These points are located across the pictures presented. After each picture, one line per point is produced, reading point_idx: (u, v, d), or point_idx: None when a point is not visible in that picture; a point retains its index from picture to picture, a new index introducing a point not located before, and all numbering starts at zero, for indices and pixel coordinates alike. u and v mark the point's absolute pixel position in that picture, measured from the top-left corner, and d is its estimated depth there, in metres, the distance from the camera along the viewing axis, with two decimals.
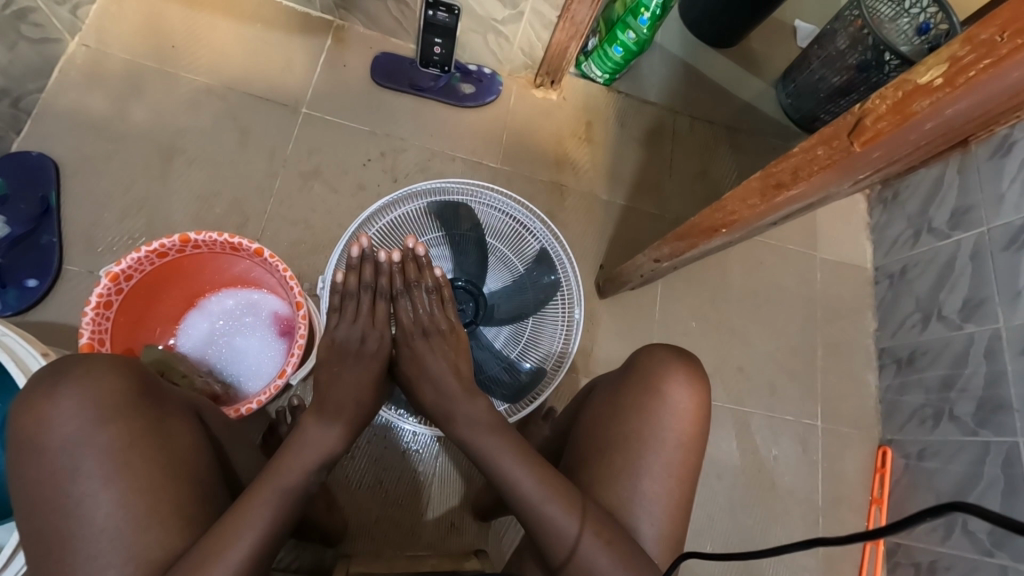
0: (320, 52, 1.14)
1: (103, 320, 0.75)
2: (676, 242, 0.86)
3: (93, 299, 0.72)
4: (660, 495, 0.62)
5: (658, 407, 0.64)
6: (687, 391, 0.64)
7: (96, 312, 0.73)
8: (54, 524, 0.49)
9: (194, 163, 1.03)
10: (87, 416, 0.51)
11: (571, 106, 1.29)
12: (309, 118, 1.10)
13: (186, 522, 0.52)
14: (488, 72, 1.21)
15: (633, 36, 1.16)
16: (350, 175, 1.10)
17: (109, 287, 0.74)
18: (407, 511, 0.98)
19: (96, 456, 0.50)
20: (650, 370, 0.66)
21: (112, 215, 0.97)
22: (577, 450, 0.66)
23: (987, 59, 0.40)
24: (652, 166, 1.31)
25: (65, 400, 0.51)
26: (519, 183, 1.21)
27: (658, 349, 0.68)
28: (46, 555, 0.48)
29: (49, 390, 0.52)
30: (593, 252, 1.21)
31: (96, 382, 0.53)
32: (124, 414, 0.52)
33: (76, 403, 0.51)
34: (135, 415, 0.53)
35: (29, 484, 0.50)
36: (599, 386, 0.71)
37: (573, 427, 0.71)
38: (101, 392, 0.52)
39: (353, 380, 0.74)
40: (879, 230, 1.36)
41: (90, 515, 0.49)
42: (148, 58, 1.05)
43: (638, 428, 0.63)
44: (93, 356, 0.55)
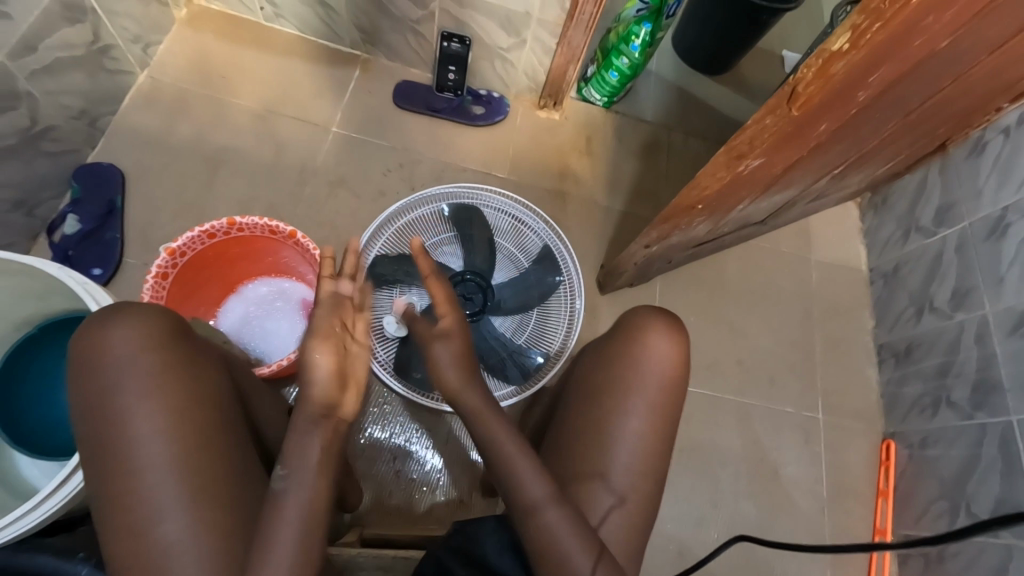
0: (349, 80, 1.30)
1: (160, 289, 0.86)
2: (662, 225, 0.95)
3: (154, 269, 0.84)
4: (642, 432, 0.69)
5: (642, 353, 0.71)
6: (668, 339, 0.72)
7: (155, 280, 0.85)
8: (102, 432, 0.60)
9: (237, 173, 1.17)
10: (134, 349, 0.61)
11: (572, 123, 1.41)
12: (338, 136, 1.25)
13: (208, 440, 0.62)
14: (497, 96, 1.35)
15: (626, 61, 1.30)
16: (372, 183, 1.23)
17: (167, 260, 0.86)
18: (417, 488, 1.04)
19: (135, 381, 0.61)
20: (634, 322, 0.74)
21: (165, 216, 1.11)
22: (570, 398, 0.74)
23: (876, 24, 0.49)
24: (649, 176, 1.42)
25: (111, 333, 0.62)
26: (525, 192, 1.32)
27: (636, 309, 0.76)
28: (97, 456, 0.60)
29: (104, 326, 0.62)
30: (594, 253, 1.30)
31: (143, 323, 0.63)
32: (160, 348, 0.63)
33: (124, 336, 0.62)
34: (171, 351, 0.63)
35: (87, 401, 0.61)
36: (589, 345, 0.79)
37: (567, 383, 0.78)
38: (147, 329, 0.63)
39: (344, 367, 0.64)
40: (871, 233, 1.43)
41: (128, 427, 0.59)
42: (202, 87, 1.22)
43: (624, 373, 0.71)
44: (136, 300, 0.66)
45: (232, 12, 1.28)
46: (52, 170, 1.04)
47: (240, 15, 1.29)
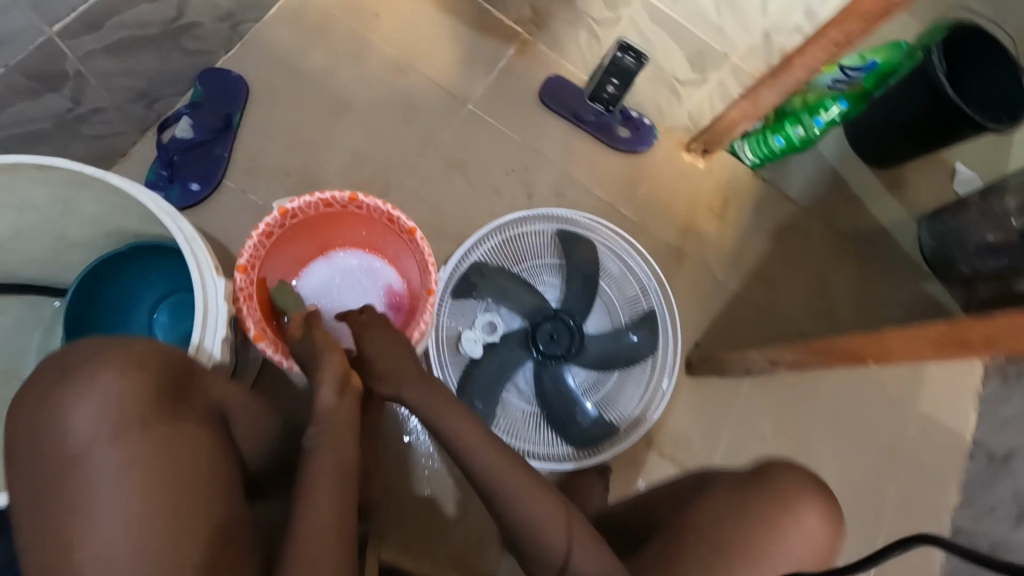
0: (501, 57, 1.18)
1: (260, 247, 0.79)
2: (806, 355, 0.81)
3: (262, 228, 0.76)
4: None
5: (791, 526, 0.63)
6: (820, 519, 0.64)
7: (258, 239, 0.77)
8: (56, 515, 0.53)
9: (360, 124, 1.08)
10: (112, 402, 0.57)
11: (714, 177, 1.28)
12: (472, 114, 1.14)
13: (192, 517, 0.56)
14: (647, 123, 1.21)
15: (802, 132, 1.17)
16: (491, 178, 1.12)
17: (276, 219, 0.78)
18: (439, 511, 0.98)
19: (104, 455, 0.55)
20: (789, 487, 0.65)
21: (278, 147, 1.03)
22: (683, 536, 0.66)
23: None
24: (774, 261, 1.28)
25: (85, 392, 0.56)
26: (642, 237, 1.20)
27: (786, 475, 0.66)
28: (50, 541, 0.53)
29: (78, 384, 0.57)
30: (692, 326, 1.19)
31: (132, 370, 0.59)
32: (138, 409, 0.57)
33: (101, 395, 0.56)
34: (152, 415, 0.58)
35: (45, 475, 0.54)
36: (713, 481, 0.71)
37: (673, 512, 0.71)
38: (138, 377, 0.59)
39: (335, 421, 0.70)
40: (992, 404, 1.26)
41: (92, 505, 0.53)
42: (349, 16, 1.12)
43: (765, 542, 0.63)
44: (112, 348, 0.60)
45: None
46: (181, 65, 0.97)
47: None
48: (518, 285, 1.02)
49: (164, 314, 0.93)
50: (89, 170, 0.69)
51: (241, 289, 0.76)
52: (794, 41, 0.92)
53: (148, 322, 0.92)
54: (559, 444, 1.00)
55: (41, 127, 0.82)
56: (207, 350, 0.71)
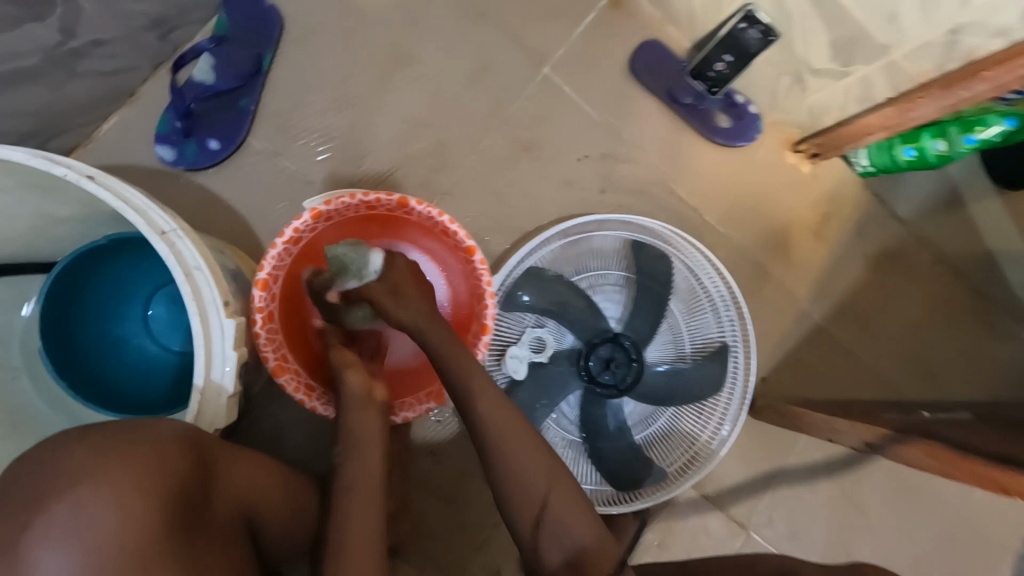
0: (592, 10, 0.96)
1: (284, 254, 0.68)
2: (924, 452, 0.70)
3: (289, 233, 0.65)
4: None
5: None
6: None
7: (284, 246, 0.66)
8: None
9: (413, 80, 0.89)
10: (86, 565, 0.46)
11: (818, 187, 1.08)
12: (548, 82, 0.94)
13: None
14: (753, 111, 1.01)
15: (942, 147, 0.94)
16: (562, 165, 0.95)
17: (306, 223, 0.67)
18: (462, 539, 0.89)
19: None
20: None
21: (315, 101, 0.86)
22: None
23: None
24: (869, 295, 1.10)
25: (73, 527, 0.46)
26: (723, 252, 1.03)
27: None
28: None
29: (65, 515, 0.46)
30: (763, 361, 1.04)
31: (109, 517, 0.47)
32: (148, 542, 0.48)
33: (95, 530, 0.46)
34: (162, 548, 0.49)
35: None
36: None
37: None
38: (118, 519, 0.47)
39: (361, 478, 0.60)
40: None
41: None
42: None
43: None
44: (108, 459, 0.48)
45: None
46: None
47: None
48: (575, 297, 0.88)
49: (162, 309, 0.82)
50: (61, 170, 0.55)
51: (259, 308, 0.65)
52: (989, 46, 0.70)
53: (143, 318, 0.82)
54: (593, 481, 0.90)
55: (28, 64, 0.67)
56: (212, 407, 0.60)
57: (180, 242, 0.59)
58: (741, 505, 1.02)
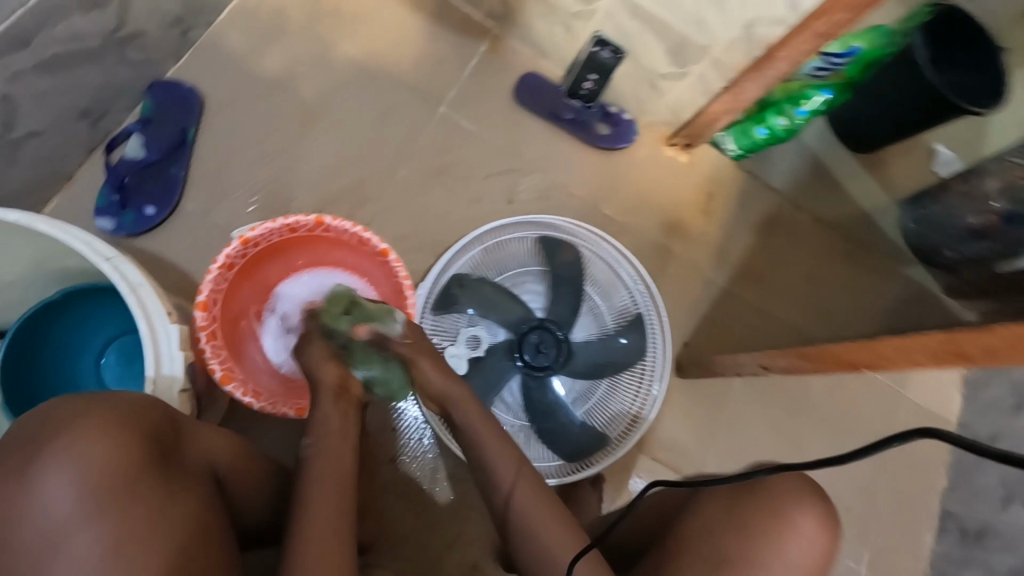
0: (474, 55, 1.12)
1: (220, 280, 0.76)
2: (799, 360, 0.79)
3: (221, 259, 0.73)
4: None
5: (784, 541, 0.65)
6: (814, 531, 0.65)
7: (218, 272, 0.75)
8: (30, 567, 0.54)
9: (326, 133, 1.02)
10: (85, 489, 0.56)
11: (697, 172, 1.24)
12: (445, 118, 1.09)
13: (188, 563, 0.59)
14: (627, 118, 1.18)
15: (785, 122, 1.13)
16: (470, 185, 1.08)
17: (236, 250, 0.75)
18: (434, 537, 0.95)
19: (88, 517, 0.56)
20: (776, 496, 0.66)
21: (240, 162, 0.97)
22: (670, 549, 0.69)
23: None
24: (761, 257, 1.26)
25: (68, 453, 0.56)
26: (626, 239, 1.17)
27: (779, 478, 0.68)
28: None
29: (59, 446, 0.56)
30: (681, 328, 1.16)
31: (96, 444, 0.58)
32: (133, 465, 0.59)
33: (87, 455, 0.57)
34: (144, 471, 0.59)
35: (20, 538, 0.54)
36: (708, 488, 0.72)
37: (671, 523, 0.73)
38: (105, 445, 0.58)
39: (327, 463, 0.67)
40: (977, 388, 1.27)
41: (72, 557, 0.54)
42: (309, 17, 1.05)
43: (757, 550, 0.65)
44: (96, 405, 0.60)
45: None
46: (127, 79, 0.91)
47: None
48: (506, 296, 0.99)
49: (113, 356, 0.94)
50: (13, 216, 0.69)
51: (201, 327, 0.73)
52: (775, 33, 0.88)
53: (96, 365, 0.93)
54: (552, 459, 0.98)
55: None
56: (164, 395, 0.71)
57: (123, 266, 0.72)
58: (689, 463, 1.11)
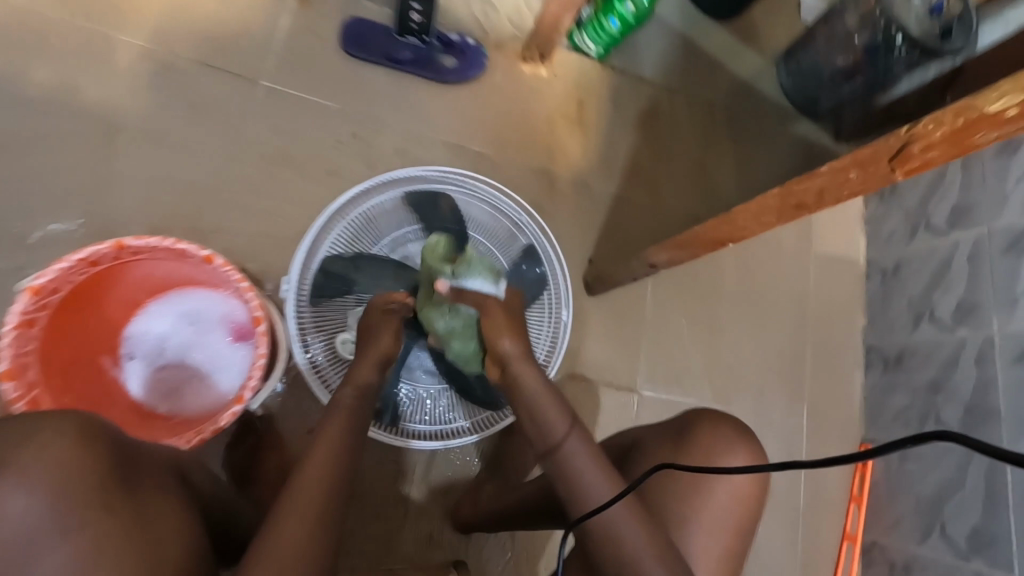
0: (283, 16, 1.01)
1: (28, 339, 0.67)
2: (676, 250, 0.77)
3: (12, 318, 0.64)
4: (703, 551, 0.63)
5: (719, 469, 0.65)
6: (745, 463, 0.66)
7: (17, 331, 0.65)
8: None
9: (139, 144, 0.92)
10: (51, 505, 0.47)
11: (562, 83, 1.18)
12: (270, 92, 0.98)
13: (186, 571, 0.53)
14: (472, 43, 1.09)
15: (632, 7, 1.10)
16: (320, 159, 0.99)
17: (30, 303, 0.66)
18: (383, 521, 0.93)
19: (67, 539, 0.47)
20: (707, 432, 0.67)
21: (47, 202, 0.87)
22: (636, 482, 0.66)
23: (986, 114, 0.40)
24: (648, 152, 1.23)
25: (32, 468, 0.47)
26: (504, 170, 1.11)
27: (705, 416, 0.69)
28: None
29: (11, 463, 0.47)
30: (584, 247, 1.13)
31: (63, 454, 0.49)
32: (109, 479, 0.51)
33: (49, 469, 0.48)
34: (120, 484, 0.52)
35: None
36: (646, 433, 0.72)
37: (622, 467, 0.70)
38: (73, 458, 0.49)
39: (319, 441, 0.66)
40: (875, 223, 1.32)
41: None
42: (79, 19, 0.92)
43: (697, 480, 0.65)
44: (52, 417, 0.51)
45: None
46: None
47: None
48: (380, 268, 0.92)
49: None
50: None
51: (17, 395, 0.65)
52: None
53: None
54: (470, 416, 0.93)
55: None
56: None
57: None
58: (621, 375, 1.12)
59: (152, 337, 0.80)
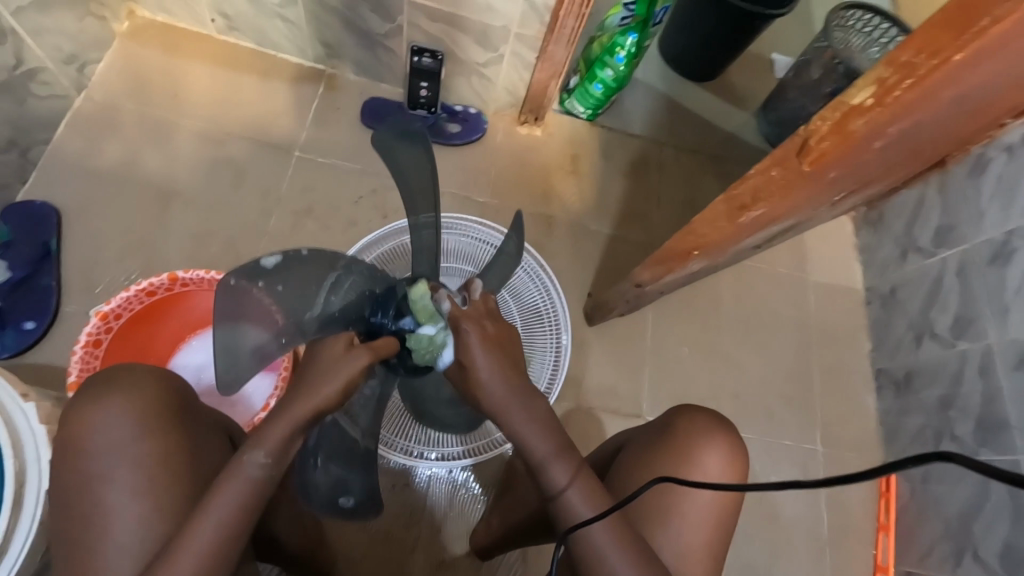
0: (313, 98, 1.20)
1: (92, 358, 0.82)
2: (654, 265, 0.89)
3: (83, 338, 0.80)
4: (688, 532, 0.68)
5: (698, 462, 0.70)
6: (720, 453, 0.70)
7: (85, 349, 0.81)
8: (83, 506, 0.58)
9: (191, 207, 1.09)
10: (131, 429, 0.60)
11: (556, 140, 1.32)
12: (301, 160, 1.15)
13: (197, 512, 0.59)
14: (473, 112, 1.27)
15: (612, 74, 1.23)
16: (342, 213, 1.13)
17: (98, 325, 0.82)
18: (395, 544, 1.01)
19: (129, 464, 0.59)
20: (687, 434, 0.71)
21: (113, 255, 1.04)
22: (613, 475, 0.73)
23: (869, 100, 0.51)
24: (638, 196, 1.33)
25: (118, 404, 0.61)
26: (505, 216, 1.23)
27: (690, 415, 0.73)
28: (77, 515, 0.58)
29: (99, 401, 0.61)
30: (582, 282, 1.22)
31: (138, 399, 0.61)
32: (164, 427, 0.62)
33: (124, 410, 0.60)
34: (172, 430, 0.62)
35: (77, 471, 0.59)
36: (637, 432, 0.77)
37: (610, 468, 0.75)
38: (146, 403, 0.61)
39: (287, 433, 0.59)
40: (867, 250, 1.36)
41: (109, 505, 0.58)
42: (147, 110, 1.14)
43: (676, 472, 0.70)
44: (137, 372, 0.64)
45: (181, 24, 1.19)
46: None
47: (189, 26, 1.19)
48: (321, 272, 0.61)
49: None
50: None
51: None
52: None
53: None
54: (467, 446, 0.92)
55: None
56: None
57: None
58: (625, 401, 1.16)
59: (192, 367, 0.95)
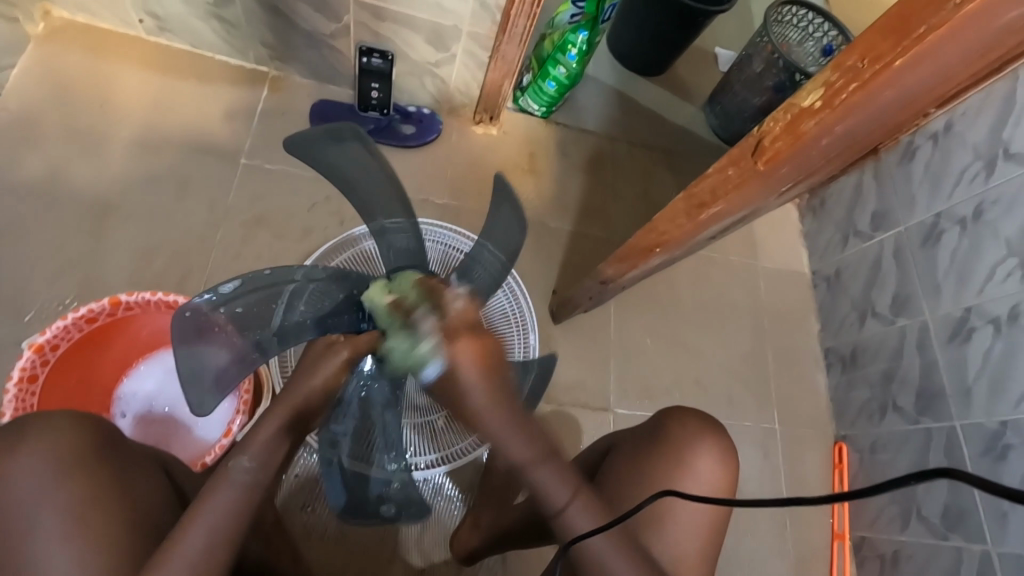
0: (257, 102, 1.14)
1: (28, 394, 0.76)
2: (618, 263, 0.90)
3: (16, 373, 0.74)
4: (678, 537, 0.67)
5: (686, 463, 0.71)
6: (709, 454, 0.72)
7: (19, 386, 0.75)
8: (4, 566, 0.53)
9: (129, 222, 1.02)
10: (50, 476, 0.55)
11: (512, 138, 1.32)
12: (247, 167, 1.10)
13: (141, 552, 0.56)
14: (428, 112, 1.24)
15: (564, 71, 1.23)
16: (295, 222, 1.09)
17: (33, 359, 0.76)
18: (373, 555, 0.99)
19: (53, 511, 0.54)
20: (672, 438, 0.73)
21: (43, 278, 0.96)
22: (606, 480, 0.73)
23: (817, 102, 0.54)
24: (596, 192, 1.34)
25: (34, 451, 0.56)
26: (465, 216, 1.22)
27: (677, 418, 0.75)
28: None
29: (13, 448, 0.56)
30: (546, 280, 1.23)
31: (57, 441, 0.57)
32: (86, 467, 0.57)
33: (40, 457, 0.56)
34: (97, 469, 0.57)
35: None
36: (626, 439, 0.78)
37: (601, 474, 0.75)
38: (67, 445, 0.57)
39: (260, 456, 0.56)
40: (812, 236, 1.43)
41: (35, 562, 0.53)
42: (71, 118, 1.05)
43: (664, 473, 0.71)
44: (54, 415, 0.59)
45: (104, 24, 1.11)
46: None
47: (114, 27, 1.11)
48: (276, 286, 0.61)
49: None
50: None
51: None
52: None
53: None
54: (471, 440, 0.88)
55: None
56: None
57: None
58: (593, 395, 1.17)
59: (142, 395, 0.90)
